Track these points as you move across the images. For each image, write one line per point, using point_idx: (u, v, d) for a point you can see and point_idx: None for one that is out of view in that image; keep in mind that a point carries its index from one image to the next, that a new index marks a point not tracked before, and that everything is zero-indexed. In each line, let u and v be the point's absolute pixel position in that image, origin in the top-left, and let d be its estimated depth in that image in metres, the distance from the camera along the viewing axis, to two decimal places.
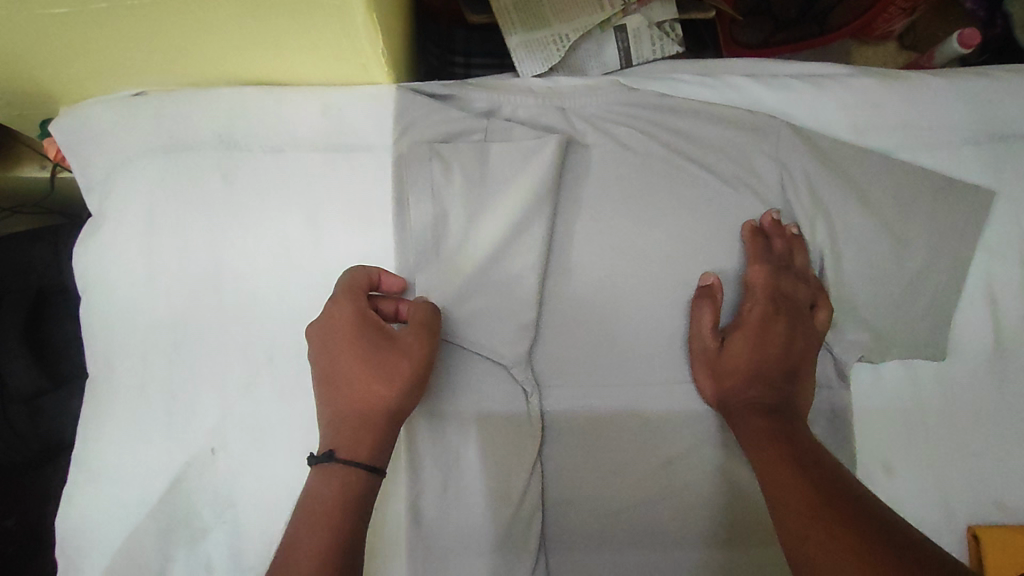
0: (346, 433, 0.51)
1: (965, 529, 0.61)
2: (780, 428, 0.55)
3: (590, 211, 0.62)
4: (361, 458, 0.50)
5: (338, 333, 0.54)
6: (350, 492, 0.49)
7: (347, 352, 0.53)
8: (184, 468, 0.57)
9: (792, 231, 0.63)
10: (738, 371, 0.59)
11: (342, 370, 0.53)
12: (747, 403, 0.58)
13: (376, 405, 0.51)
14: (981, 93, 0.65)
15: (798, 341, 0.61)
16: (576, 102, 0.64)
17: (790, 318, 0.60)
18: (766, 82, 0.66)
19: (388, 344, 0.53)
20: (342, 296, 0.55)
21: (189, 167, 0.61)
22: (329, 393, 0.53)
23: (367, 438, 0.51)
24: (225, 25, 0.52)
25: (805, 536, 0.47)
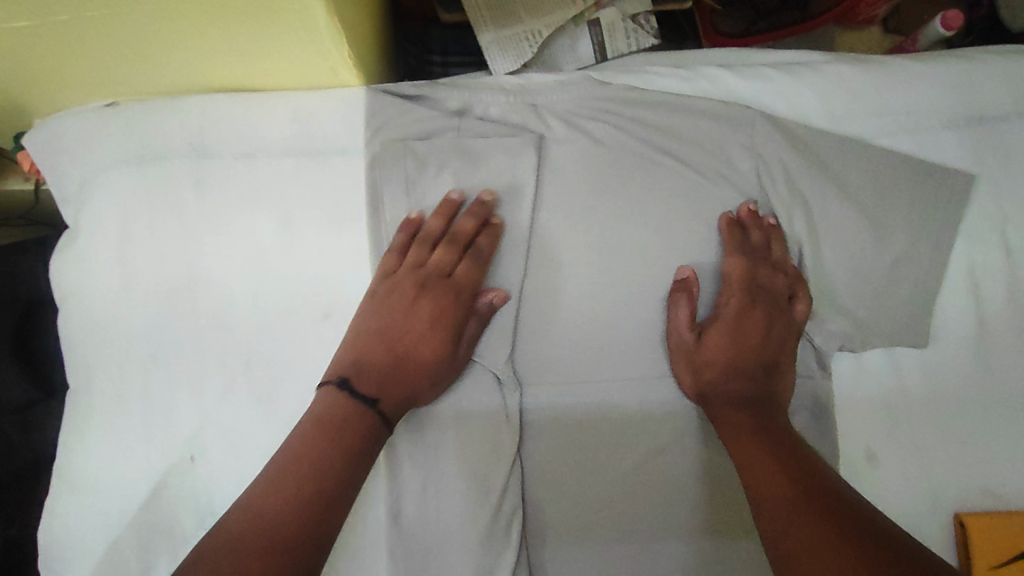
0: (371, 381, 0.55)
1: (951, 517, 0.60)
2: (758, 422, 0.55)
3: (564, 207, 0.61)
4: (373, 394, 0.54)
5: (411, 299, 0.58)
6: (352, 430, 0.52)
7: (402, 315, 0.58)
8: (164, 477, 0.57)
9: (769, 222, 0.62)
10: (715, 361, 0.59)
11: (393, 335, 0.57)
12: (725, 393, 0.58)
13: (419, 339, 0.57)
14: (960, 76, 0.65)
15: (775, 333, 0.60)
16: (547, 99, 0.64)
17: (765, 307, 0.60)
18: (740, 71, 0.65)
19: (438, 284, 0.58)
20: (418, 258, 0.59)
21: (161, 174, 0.61)
22: (364, 345, 0.57)
23: (395, 381, 0.56)
24: (190, 34, 0.52)
25: (783, 532, 0.46)
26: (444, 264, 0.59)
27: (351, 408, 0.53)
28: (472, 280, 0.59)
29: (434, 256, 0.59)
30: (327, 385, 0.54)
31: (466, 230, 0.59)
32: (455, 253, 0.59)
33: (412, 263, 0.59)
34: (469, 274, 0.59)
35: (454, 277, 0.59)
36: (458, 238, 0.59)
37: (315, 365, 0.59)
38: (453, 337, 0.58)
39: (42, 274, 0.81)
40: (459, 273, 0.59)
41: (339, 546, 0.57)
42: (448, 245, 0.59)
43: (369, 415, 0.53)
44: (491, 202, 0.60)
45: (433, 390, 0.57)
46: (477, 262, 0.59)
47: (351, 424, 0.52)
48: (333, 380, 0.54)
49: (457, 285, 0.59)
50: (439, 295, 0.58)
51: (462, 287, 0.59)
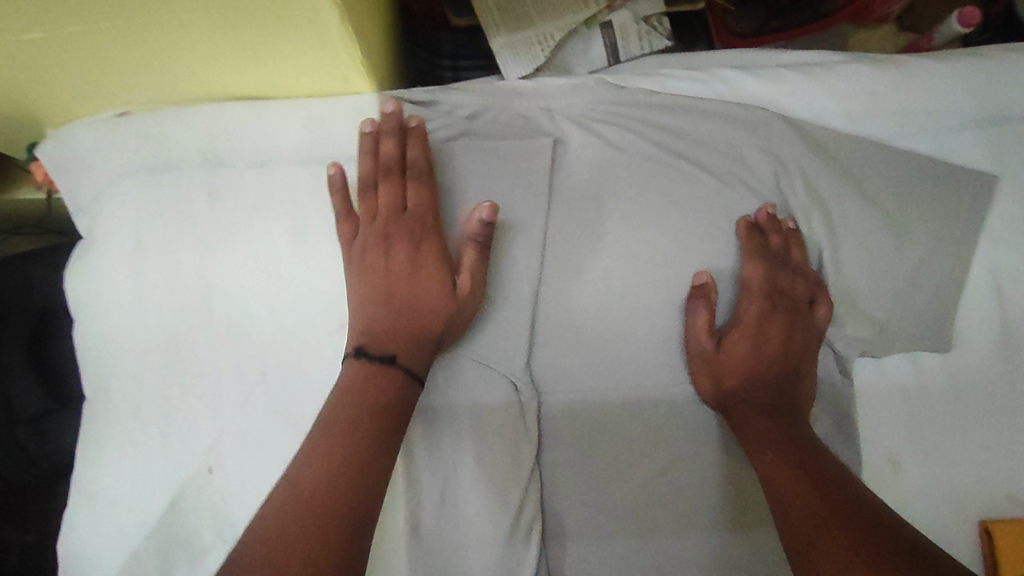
0: (391, 340, 0.53)
1: (976, 525, 0.59)
2: (785, 433, 0.54)
3: (580, 214, 0.61)
4: (392, 352, 0.52)
5: (385, 248, 0.56)
6: (366, 386, 0.50)
7: (386, 270, 0.55)
8: (183, 489, 0.57)
9: (786, 226, 0.61)
10: (737, 371, 0.58)
11: (386, 291, 0.55)
12: (750, 404, 0.57)
13: (405, 284, 0.55)
14: (982, 74, 0.63)
15: (795, 338, 0.60)
16: (561, 102, 0.62)
17: (786, 316, 0.60)
18: (757, 73, 0.63)
19: (403, 216, 0.56)
20: (370, 210, 0.57)
21: (175, 184, 0.60)
22: (365, 313, 0.54)
23: (401, 332, 0.53)
24: (202, 42, 0.51)
25: (811, 545, 0.45)
26: (395, 202, 0.57)
27: (375, 370, 0.51)
28: (425, 200, 0.57)
29: (380, 193, 0.57)
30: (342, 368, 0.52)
31: (393, 151, 0.57)
32: (398, 183, 0.57)
33: (366, 217, 0.57)
34: (421, 195, 0.57)
35: (408, 208, 0.57)
36: (394, 165, 0.57)
37: (331, 375, 0.58)
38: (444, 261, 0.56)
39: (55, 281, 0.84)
40: (413, 202, 0.57)
41: None
42: (388, 175, 0.57)
43: (390, 371, 0.51)
44: (398, 113, 0.57)
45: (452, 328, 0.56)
46: (420, 179, 0.57)
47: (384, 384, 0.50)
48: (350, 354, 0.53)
49: (415, 214, 0.56)
50: (410, 230, 0.56)
51: (422, 215, 0.57)
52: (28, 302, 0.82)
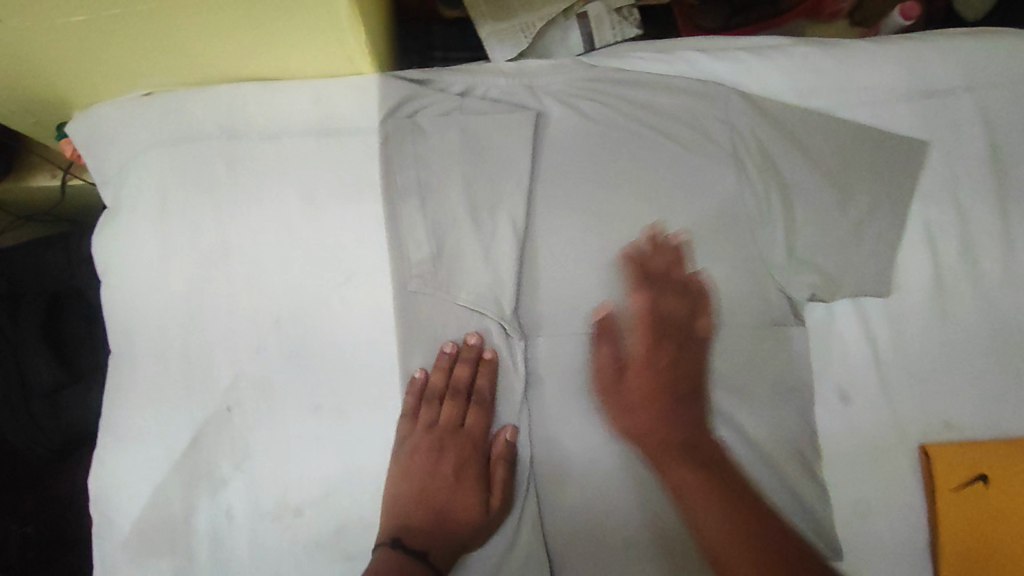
0: (421, 536, 0.61)
1: (917, 448, 0.67)
2: (659, 440, 0.60)
3: (561, 178, 0.68)
4: (421, 547, 0.60)
5: (435, 459, 0.64)
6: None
7: (431, 477, 0.63)
8: (203, 426, 0.63)
9: (669, 239, 0.67)
10: (654, 378, 0.63)
11: (424, 500, 0.63)
12: (627, 416, 0.63)
13: (445, 493, 0.63)
14: (912, 54, 0.72)
15: (694, 334, 0.65)
16: (542, 81, 0.69)
17: (683, 329, 0.65)
18: (716, 54, 0.71)
19: (457, 442, 0.65)
20: (430, 419, 0.64)
21: (196, 156, 0.67)
22: (405, 505, 0.62)
23: (434, 537, 0.61)
24: (226, 24, 0.58)
25: (707, 510, 0.56)
26: (453, 419, 0.65)
27: (409, 563, 0.58)
28: (483, 423, 0.65)
29: (442, 411, 0.64)
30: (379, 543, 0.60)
31: (464, 377, 0.64)
32: (460, 405, 0.64)
33: (424, 423, 0.64)
34: (478, 420, 0.65)
35: (466, 426, 0.65)
36: (460, 388, 0.64)
37: (340, 323, 0.65)
38: (481, 473, 0.64)
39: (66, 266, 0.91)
40: (471, 420, 0.65)
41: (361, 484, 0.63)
42: (454, 397, 0.64)
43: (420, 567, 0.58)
44: (478, 345, 0.65)
45: (474, 535, 0.62)
46: (484, 407, 0.65)
47: (412, 571, 0.58)
48: (386, 541, 0.60)
49: (470, 435, 0.65)
50: (459, 450, 0.64)
51: (476, 433, 0.65)
52: (42, 286, 0.90)
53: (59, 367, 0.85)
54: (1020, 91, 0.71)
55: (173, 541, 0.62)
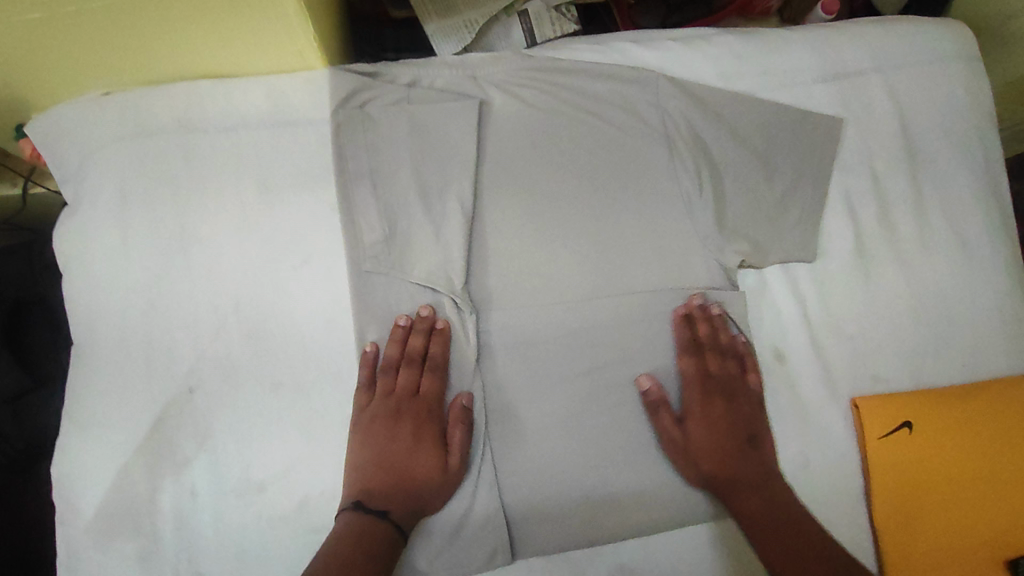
0: (381, 497, 0.62)
1: (848, 402, 0.72)
2: (731, 478, 0.67)
3: (506, 161, 0.72)
4: (383, 507, 0.62)
5: (392, 424, 0.65)
6: (361, 538, 0.59)
7: (389, 441, 0.65)
8: (166, 409, 0.65)
9: (714, 311, 0.71)
10: (715, 424, 0.69)
11: (385, 463, 0.64)
12: (705, 429, 0.68)
13: (405, 458, 0.65)
14: (826, 40, 0.78)
15: (750, 396, 0.70)
16: (485, 71, 0.74)
17: (739, 393, 0.70)
18: (648, 45, 0.77)
19: (414, 408, 0.67)
20: (386, 387, 0.67)
21: (152, 149, 0.69)
22: (365, 470, 0.64)
23: (396, 498, 0.63)
24: (179, 21, 0.61)
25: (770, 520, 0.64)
26: (410, 386, 0.67)
27: (370, 522, 0.60)
28: (438, 387, 0.67)
29: (399, 379, 0.67)
30: (343, 506, 0.62)
31: (418, 345, 0.67)
32: (415, 373, 0.67)
33: (381, 392, 0.67)
34: (433, 386, 0.67)
35: (421, 392, 0.67)
36: (413, 357, 0.67)
37: (299, 306, 0.68)
38: (438, 436, 0.66)
39: (27, 273, 0.91)
40: (425, 386, 0.67)
41: (325, 459, 0.66)
42: (408, 366, 0.67)
43: (382, 526, 0.60)
44: (431, 315, 0.68)
45: (438, 497, 0.65)
46: (437, 374, 0.67)
47: (375, 530, 0.60)
48: (349, 504, 0.62)
49: (425, 400, 0.67)
50: (415, 415, 0.67)
51: (430, 398, 0.67)
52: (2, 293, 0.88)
53: (23, 371, 0.84)
54: (924, 72, 0.78)
55: (137, 522, 0.63)
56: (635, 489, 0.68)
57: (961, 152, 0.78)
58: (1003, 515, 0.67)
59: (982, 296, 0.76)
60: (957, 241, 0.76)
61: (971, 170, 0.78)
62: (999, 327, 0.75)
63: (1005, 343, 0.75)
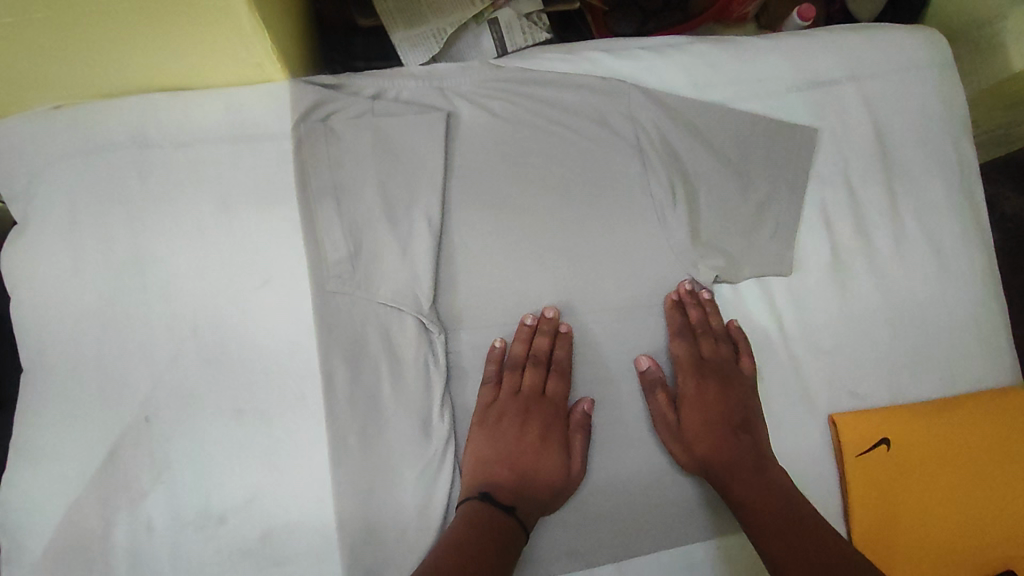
0: (503, 491, 0.62)
1: (825, 417, 0.71)
2: (723, 458, 0.64)
3: (474, 175, 0.70)
4: (502, 500, 0.62)
5: (520, 423, 0.66)
6: (481, 527, 0.59)
7: (516, 439, 0.65)
8: (121, 439, 0.62)
9: (704, 294, 0.70)
10: (709, 405, 0.67)
11: (513, 462, 0.64)
12: (701, 411, 0.67)
13: (532, 457, 0.65)
14: (800, 48, 0.77)
15: (744, 382, 0.69)
16: (452, 82, 0.72)
17: (735, 380, 0.69)
18: (619, 53, 0.75)
19: (545, 407, 0.67)
20: (513, 385, 0.67)
21: (103, 166, 0.66)
22: (494, 465, 0.64)
23: (517, 491, 0.63)
24: (126, 33, 0.57)
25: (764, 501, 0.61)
26: (536, 386, 0.67)
27: (495, 514, 0.60)
28: (563, 390, 0.68)
29: (526, 377, 0.67)
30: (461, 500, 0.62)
31: (544, 346, 0.67)
32: (541, 372, 0.67)
33: (507, 391, 0.67)
34: (559, 388, 0.67)
35: (548, 394, 0.67)
36: (540, 357, 0.67)
37: (261, 328, 0.65)
38: (562, 437, 0.66)
39: None
40: (552, 388, 0.67)
41: (288, 487, 0.63)
42: (535, 365, 0.67)
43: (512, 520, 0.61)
44: (555, 318, 0.68)
45: (551, 498, 0.64)
46: (562, 375, 0.68)
47: (503, 522, 0.60)
48: (473, 496, 0.62)
49: (554, 401, 0.67)
50: (543, 415, 0.67)
51: (558, 400, 0.67)
52: None
53: None
54: (898, 81, 0.77)
55: (89, 559, 0.60)
56: (609, 509, 0.67)
57: (936, 162, 0.77)
58: (980, 535, 0.67)
59: (958, 308, 0.75)
60: (933, 252, 0.75)
61: (947, 180, 0.77)
62: (975, 340, 0.75)
63: (980, 355, 0.74)
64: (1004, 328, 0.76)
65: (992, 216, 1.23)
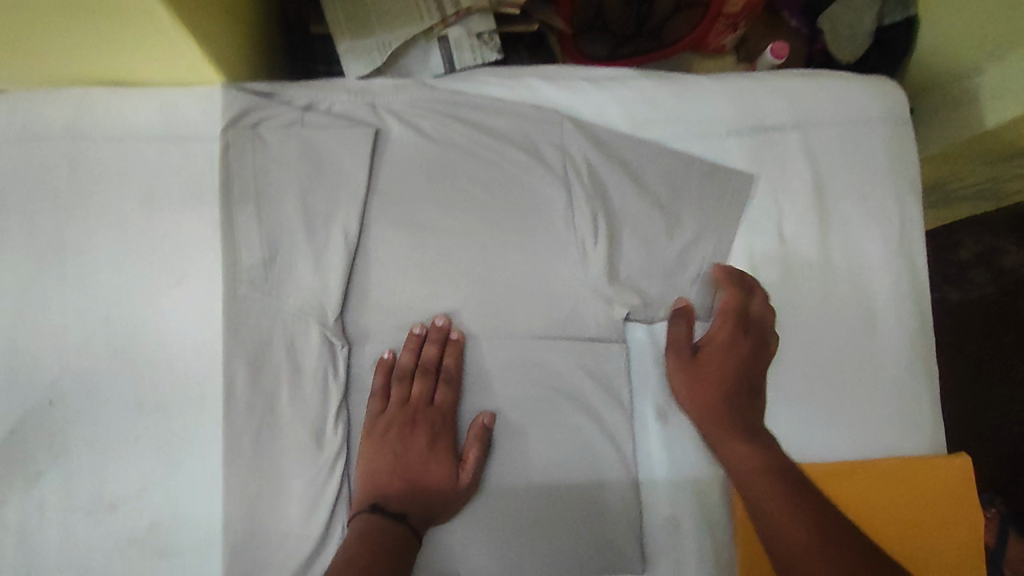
0: (392, 502, 0.64)
1: (726, 468, 0.71)
2: (726, 429, 0.67)
3: (396, 194, 0.70)
4: (390, 513, 0.63)
5: (408, 433, 0.66)
6: (368, 544, 0.60)
7: (404, 449, 0.66)
8: (23, 419, 0.64)
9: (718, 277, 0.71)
10: (703, 381, 0.68)
11: (403, 471, 0.65)
12: (691, 391, 0.68)
13: (421, 465, 0.66)
14: (746, 92, 0.76)
15: (763, 327, 0.69)
16: (385, 99, 0.72)
17: (759, 354, 0.69)
18: (558, 83, 0.75)
19: (432, 418, 0.68)
20: (401, 395, 0.68)
21: (35, 153, 0.68)
22: (383, 477, 0.65)
23: (408, 502, 0.64)
24: (51, 34, 0.58)
25: (763, 499, 0.63)
26: (424, 395, 0.67)
27: (383, 527, 0.61)
28: (452, 398, 0.68)
29: (413, 388, 0.67)
30: (354, 515, 0.63)
31: (431, 356, 0.68)
32: (428, 382, 0.68)
33: (396, 400, 0.68)
34: (448, 396, 0.68)
35: (435, 403, 0.68)
36: (427, 368, 0.68)
37: (172, 325, 0.67)
38: (453, 446, 0.67)
39: None
40: (440, 396, 0.68)
41: (180, 482, 0.65)
42: (422, 375, 0.67)
43: (400, 529, 0.62)
44: (445, 327, 0.68)
45: (445, 505, 0.65)
46: (451, 384, 0.68)
47: (389, 535, 0.61)
48: (362, 509, 0.63)
49: (441, 409, 0.68)
50: (431, 423, 0.67)
51: (446, 409, 0.68)
52: None
53: None
54: (846, 134, 0.76)
55: None
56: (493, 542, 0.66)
57: (877, 219, 0.75)
58: None
59: (882, 370, 0.73)
60: (864, 311, 0.74)
61: (886, 239, 0.75)
62: (897, 404, 0.73)
63: (899, 421, 0.73)
64: (930, 394, 0.74)
65: (990, 269, 1.22)
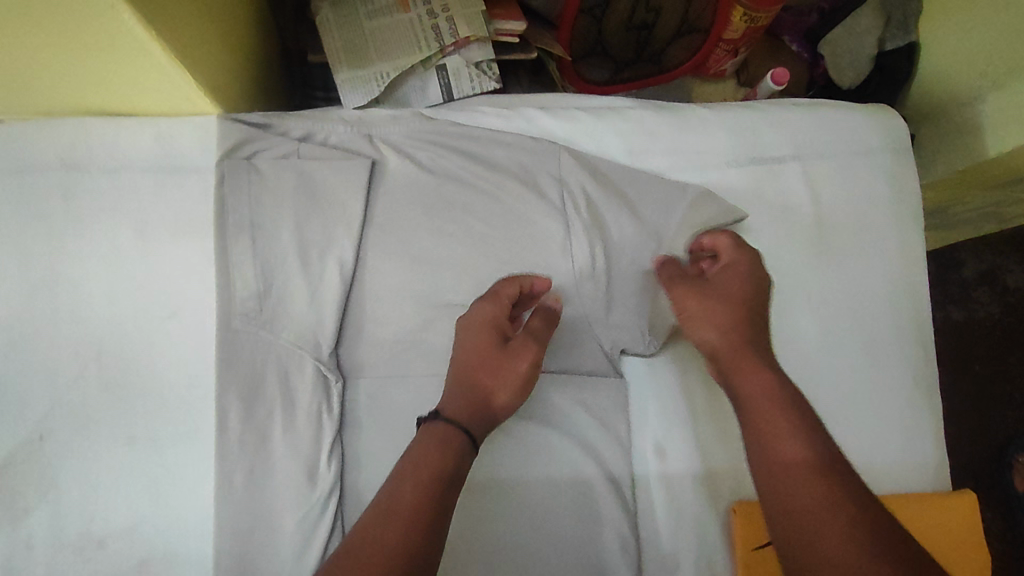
0: (449, 401, 0.60)
1: (727, 506, 0.69)
2: (732, 347, 0.61)
3: (392, 225, 0.70)
4: (444, 415, 0.58)
5: (463, 327, 0.65)
6: (425, 469, 0.54)
7: (461, 345, 0.63)
8: (12, 455, 0.63)
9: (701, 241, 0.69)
10: (697, 300, 0.65)
11: (459, 365, 0.62)
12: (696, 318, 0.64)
13: (475, 358, 0.62)
14: (743, 122, 0.75)
15: (755, 272, 0.66)
16: (382, 130, 0.73)
17: (757, 287, 0.65)
18: (556, 113, 0.75)
19: (487, 300, 0.65)
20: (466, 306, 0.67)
21: (29, 185, 0.67)
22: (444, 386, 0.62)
23: (462, 399, 0.60)
24: (47, 66, 0.58)
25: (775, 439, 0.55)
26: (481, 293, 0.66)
27: (435, 434, 0.56)
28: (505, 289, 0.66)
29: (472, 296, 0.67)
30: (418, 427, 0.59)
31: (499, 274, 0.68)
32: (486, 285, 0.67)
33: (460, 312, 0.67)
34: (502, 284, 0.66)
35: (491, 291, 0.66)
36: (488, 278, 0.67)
37: (164, 358, 0.66)
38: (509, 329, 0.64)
39: None
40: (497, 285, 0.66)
41: (170, 519, 0.64)
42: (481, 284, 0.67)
43: (448, 428, 0.57)
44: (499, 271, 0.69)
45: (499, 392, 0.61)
46: (505, 278, 0.66)
47: (441, 429, 0.57)
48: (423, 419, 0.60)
49: (496, 298, 0.65)
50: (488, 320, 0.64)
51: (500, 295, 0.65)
52: None
53: None
54: (844, 164, 0.76)
55: None
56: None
57: (878, 250, 0.74)
58: None
59: (886, 403, 0.72)
60: (865, 343, 0.73)
61: (888, 270, 0.74)
62: (901, 438, 0.72)
63: (904, 456, 0.71)
64: (935, 428, 0.73)
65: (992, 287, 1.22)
